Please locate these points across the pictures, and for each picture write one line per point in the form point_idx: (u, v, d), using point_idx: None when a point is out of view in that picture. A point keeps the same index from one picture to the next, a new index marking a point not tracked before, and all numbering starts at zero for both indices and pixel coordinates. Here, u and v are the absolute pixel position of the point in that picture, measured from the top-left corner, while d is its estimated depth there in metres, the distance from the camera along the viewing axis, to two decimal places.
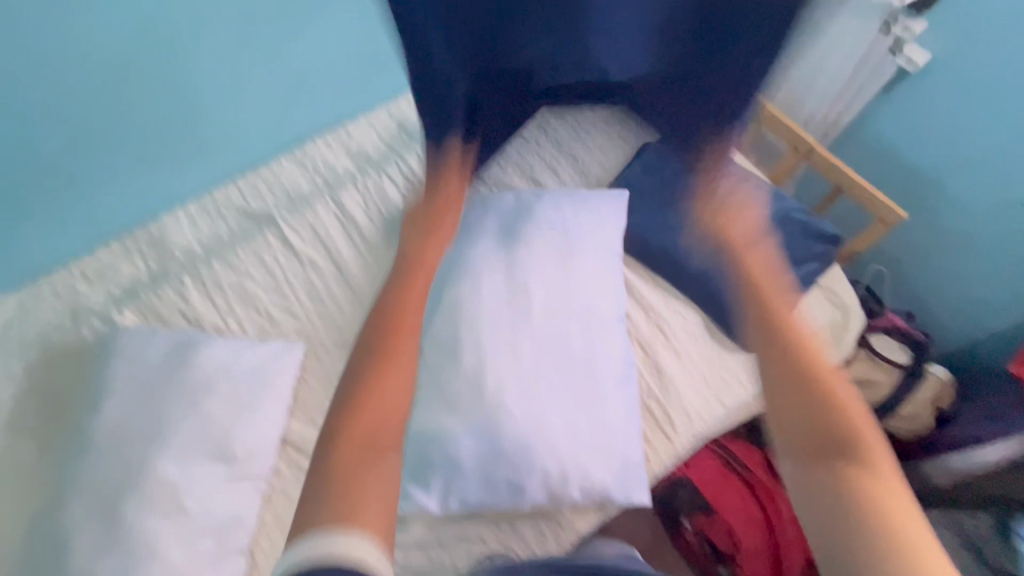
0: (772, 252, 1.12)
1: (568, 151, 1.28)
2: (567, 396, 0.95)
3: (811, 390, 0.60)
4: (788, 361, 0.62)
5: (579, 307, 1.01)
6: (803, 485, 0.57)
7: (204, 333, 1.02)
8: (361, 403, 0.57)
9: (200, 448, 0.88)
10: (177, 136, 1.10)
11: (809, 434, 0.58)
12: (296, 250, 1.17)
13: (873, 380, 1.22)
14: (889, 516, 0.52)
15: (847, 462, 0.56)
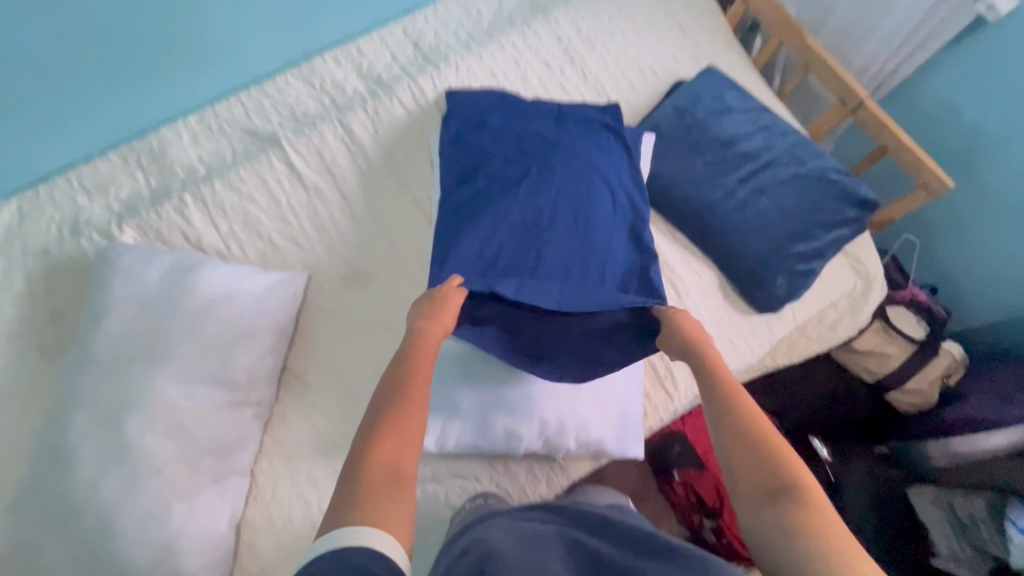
0: (801, 214, 1.05)
1: (594, 84, 1.22)
2: (570, 346, 0.90)
3: (744, 424, 0.67)
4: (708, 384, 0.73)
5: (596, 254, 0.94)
6: (749, 513, 0.62)
7: (206, 258, 0.99)
8: (387, 429, 0.62)
9: (201, 373, 0.89)
10: (177, 41, 1.02)
11: (749, 465, 0.64)
12: (301, 176, 1.11)
13: (885, 352, 1.19)
14: (822, 528, 0.58)
15: (785, 501, 0.61)
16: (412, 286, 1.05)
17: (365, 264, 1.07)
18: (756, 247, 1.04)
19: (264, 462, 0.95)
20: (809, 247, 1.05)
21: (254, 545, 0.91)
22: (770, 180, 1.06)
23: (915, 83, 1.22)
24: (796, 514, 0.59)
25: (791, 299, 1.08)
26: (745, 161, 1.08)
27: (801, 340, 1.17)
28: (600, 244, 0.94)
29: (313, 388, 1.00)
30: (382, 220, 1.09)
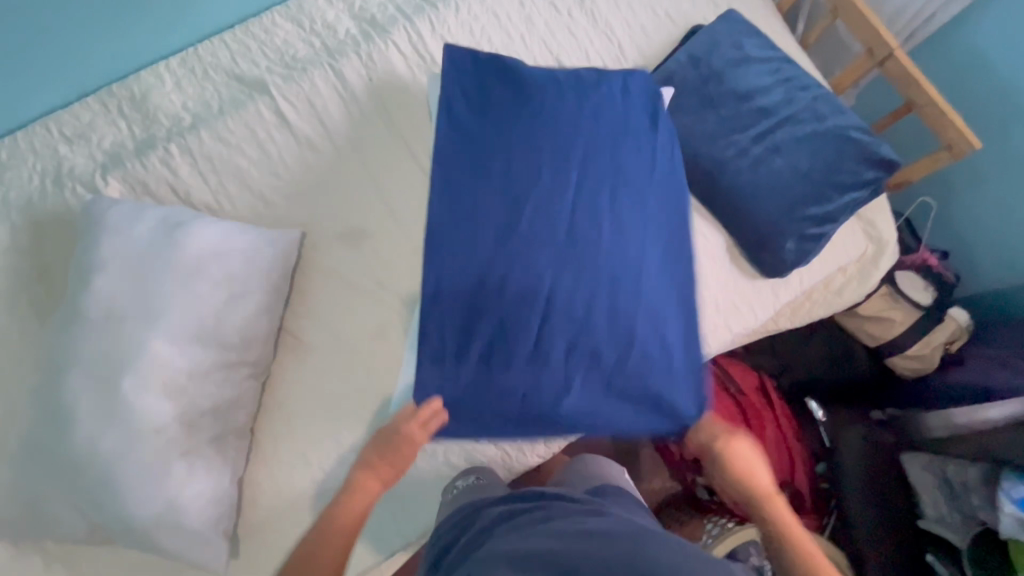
0: (818, 174, 1.00)
1: (604, 28, 1.13)
2: (592, 295, 0.83)
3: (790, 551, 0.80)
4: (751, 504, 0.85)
5: (612, 193, 0.86)
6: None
7: (195, 212, 0.95)
8: (339, 541, 0.71)
9: (195, 333, 0.87)
10: None
11: (794, 568, 0.79)
12: (292, 127, 1.05)
13: (889, 318, 1.18)
14: None
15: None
16: (409, 246, 1.02)
17: (360, 221, 1.03)
18: (768, 209, 1.00)
19: (263, 419, 0.95)
20: (822, 209, 1.01)
21: (257, 499, 0.93)
22: (787, 137, 1.00)
23: (950, 33, 1.14)
24: None
25: (799, 263, 1.04)
26: (763, 116, 1.01)
27: (805, 304, 1.15)
28: (615, 183, 0.87)
29: (310, 348, 0.99)
30: (377, 174, 1.05)
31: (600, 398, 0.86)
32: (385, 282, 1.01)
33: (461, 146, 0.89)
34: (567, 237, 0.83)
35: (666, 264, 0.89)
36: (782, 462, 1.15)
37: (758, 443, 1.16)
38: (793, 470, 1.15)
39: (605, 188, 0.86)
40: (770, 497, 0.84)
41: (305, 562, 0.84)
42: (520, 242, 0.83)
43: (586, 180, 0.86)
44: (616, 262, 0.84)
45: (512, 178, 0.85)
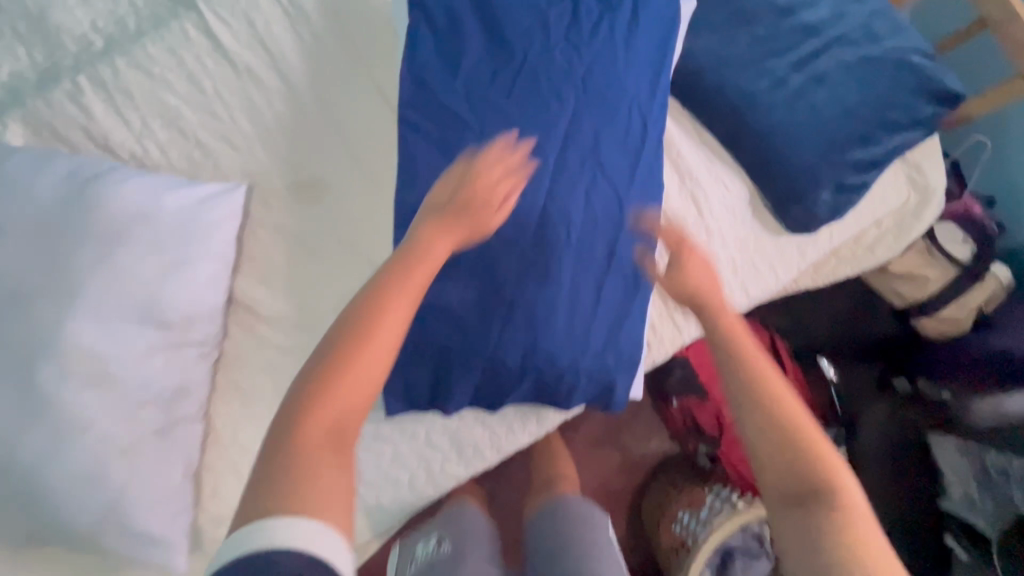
0: (867, 110, 0.83)
1: None
2: (575, 260, 0.75)
3: (775, 388, 0.58)
4: (726, 343, 0.63)
5: (608, 142, 0.75)
6: (785, 490, 0.55)
7: (111, 164, 0.78)
8: (343, 367, 0.52)
9: (123, 311, 0.73)
10: None
11: (780, 422, 0.56)
12: (227, 52, 0.86)
13: (924, 276, 1.05)
14: (840, 485, 0.54)
15: (818, 501, 0.53)
16: (378, 201, 0.86)
17: (317, 170, 0.86)
18: (804, 153, 0.84)
19: (218, 403, 0.85)
20: (868, 153, 0.85)
21: (219, 490, 0.84)
22: (832, 64, 0.82)
23: None
24: (830, 512, 0.53)
25: (833, 218, 0.90)
26: (804, 38, 0.82)
27: (830, 262, 1.02)
28: (612, 129, 0.75)
29: (267, 322, 0.86)
30: (335, 113, 0.86)
31: (582, 359, 0.77)
32: (351, 244, 0.86)
33: (433, 79, 0.71)
34: (561, 195, 0.73)
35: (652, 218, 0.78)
36: None
37: None
38: None
39: (599, 137, 0.74)
40: (733, 328, 0.64)
41: (366, 335, 0.53)
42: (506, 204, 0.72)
43: (575, 128, 0.74)
44: (606, 224, 0.75)
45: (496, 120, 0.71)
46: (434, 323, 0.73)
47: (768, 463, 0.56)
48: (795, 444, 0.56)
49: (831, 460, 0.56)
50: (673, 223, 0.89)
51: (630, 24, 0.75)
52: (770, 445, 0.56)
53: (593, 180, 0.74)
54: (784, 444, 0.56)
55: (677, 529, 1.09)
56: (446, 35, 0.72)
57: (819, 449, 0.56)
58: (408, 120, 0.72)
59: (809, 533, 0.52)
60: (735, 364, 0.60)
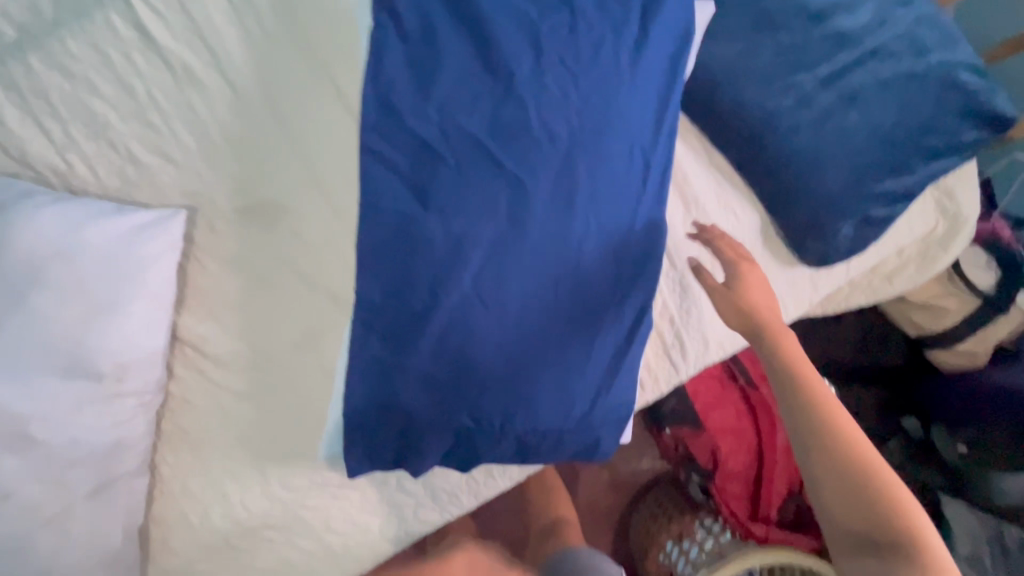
0: (903, 136, 0.72)
1: None
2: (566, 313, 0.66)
3: (840, 435, 0.59)
4: (780, 375, 0.63)
5: (606, 179, 0.65)
6: (852, 524, 0.56)
7: (25, 185, 0.68)
8: None
9: (43, 362, 0.64)
10: None
11: (833, 457, 0.57)
12: (160, 48, 0.73)
13: (942, 306, 0.96)
14: (903, 519, 0.54)
15: (883, 551, 0.53)
16: (341, 227, 0.76)
17: (272, 191, 0.76)
18: (828, 182, 0.73)
19: (166, 451, 0.76)
20: (897, 184, 0.75)
21: (169, 544, 0.77)
22: (865, 80, 0.71)
23: None
24: (898, 547, 0.53)
25: (854, 252, 0.80)
26: (835, 49, 0.71)
27: (846, 292, 0.93)
28: (614, 162, 0.65)
29: (216, 363, 0.76)
30: (291, 124, 0.75)
31: (570, 421, 0.69)
32: (311, 277, 0.76)
33: (399, 99, 0.60)
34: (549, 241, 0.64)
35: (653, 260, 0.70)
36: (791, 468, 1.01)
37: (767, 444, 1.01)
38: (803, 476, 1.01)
39: (596, 169, 0.65)
40: (811, 376, 0.62)
41: None
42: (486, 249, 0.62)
43: (572, 163, 0.64)
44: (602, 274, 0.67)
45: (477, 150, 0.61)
46: (398, 380, 0.64)
47: (842, 509, 0.56)
48: (877, 501, 0.55)
49: (893, 485, 0.56)
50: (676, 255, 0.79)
51: (636, 39, 0.65)
52: (838, 483, 0.57)
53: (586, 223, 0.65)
54: (843, 471, 0.57)
55: (663, 560, 1.05)
56: (415, 44, 0.60)
57: (890, 484, 0.56)
58: (370, 147, 0.61)
59: (882, 573, 0.53)
60: (792, 397, 0.61)
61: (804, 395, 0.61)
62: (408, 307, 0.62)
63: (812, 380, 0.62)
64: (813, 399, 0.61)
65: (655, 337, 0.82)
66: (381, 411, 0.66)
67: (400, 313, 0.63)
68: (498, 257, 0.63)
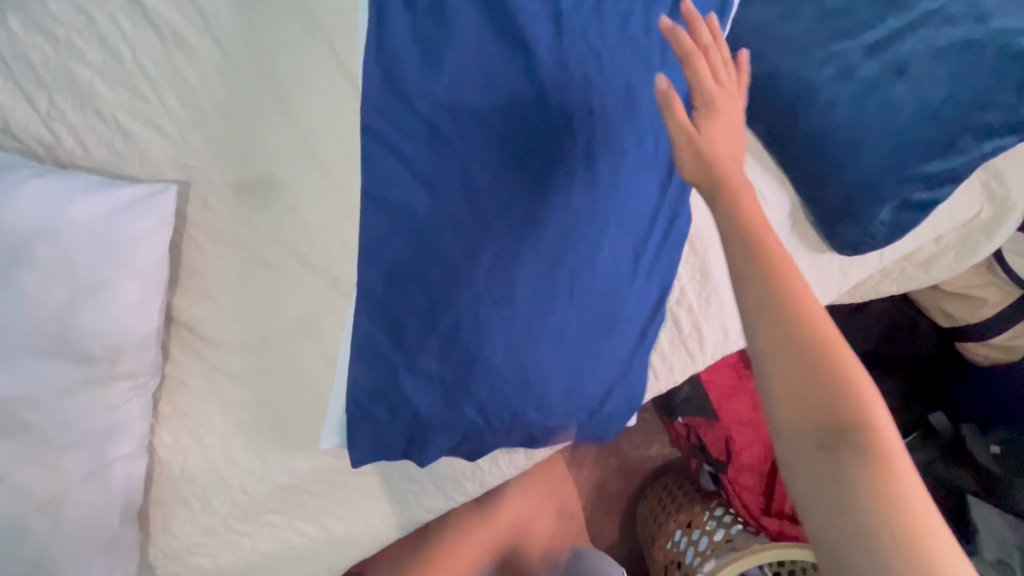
0: (954, 112, 0.65)
1: None
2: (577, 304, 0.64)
3: (807, 324, 0.45)
4: (739, 239, 0.49)
5: (620, 160, 0.63)
6: (812, 431, 0.43)
7: (8, 158, 0.64)
8: None
9: (28, 343, 0.61)
10: None
11: (798, 351, 0.44)
12: (148, 11, 0.68)
13: (980, 297, 0.90)
14: (868, 417, 0.42)
15: (842, 457, 0.41)
16: (340, 205, 0.72)
17: (268, 166, 0.71)
18: (867, 162, 0.67)
19: (163, 433, 0.74)
20: (944, 166, 0.68)
21: (170, 525, 0.76)
22: (914, 51, 0.65)
23: None
24: (859, 463, 0.40)
25: (891, 241, 0.73)
26: (880, 16, 0.65)
27: (877, 281, 0.87)
28: (631, 143, 0.63)
29: (212, 344, 0.74)
30: (286, 95, 0.70)
31: (579, 410, 0.67)
32: (310, 259, 0.72)
33: None
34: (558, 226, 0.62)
35: (667, 244, 0.68)
36: None
37: None
38: None
39: (611, 150, 0.62)
40: (773, 242, 0.49)
41: None
42: (495, 234, 0.60)
43: (588, 145, 0.62)
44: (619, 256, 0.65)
45: (490, 130, 0.59)
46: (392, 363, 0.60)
47: (789, 408, 0.43)
48: (838, 379, 0.44)
49: (854, 372, 0.44)
50: (701, 237, 0.75)
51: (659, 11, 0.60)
52: (791, 373, 0.44)
53: (597, 203, 0.63)
54: (807, 363, 0.44)
55: (670, 549, 1.01)
56: None
57: (850, 376, 0.44)
58: (369, 119, 0.56)
59: (835, 485, 0.41)
60: (755, 291, 0.46)
61: (763, 277, 0.47)
62: (409, 293, 0.59)
63: (778, 258, 0.48)
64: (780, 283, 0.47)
65: (672, 325, 0.78)
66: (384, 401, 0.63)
67: (404, 296, 0.60)
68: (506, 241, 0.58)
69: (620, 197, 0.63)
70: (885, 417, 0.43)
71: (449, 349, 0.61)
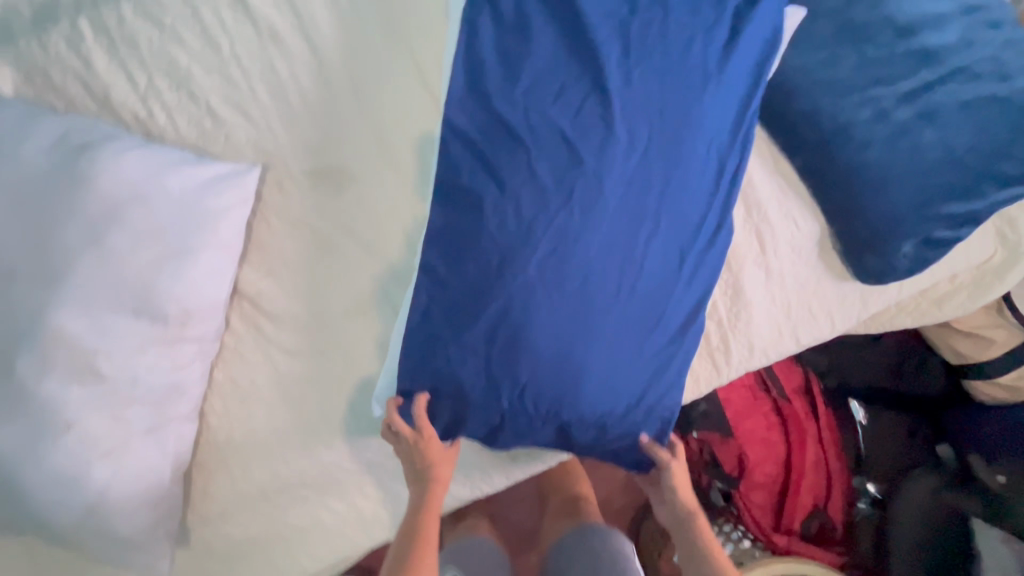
0: (977, 159, 0.72)
1: None
2: (625, 304, 0.65)
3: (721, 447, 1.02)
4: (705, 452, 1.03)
5: (676, 167, 0.64)
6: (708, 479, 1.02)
7: (112, 129, 0.70)
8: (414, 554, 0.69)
9: (113, 300, 0.66)
10: None
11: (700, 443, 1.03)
12: (249, 7, 0.74)
13: (989, 337, 0.96)
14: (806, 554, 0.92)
15: (784, 518, 1.01)
16: (404, 198, 0.77)
17: (341, 157, 0.77)
18: (895, 198, 0.73)
19: (214, 400, 0.78)
20: (967, 207, 0.74)
21: (209, 490, 0.79)
22: (944, 101, 0.71)
23: None
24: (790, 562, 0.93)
25: (912, 272, 0.79)
26: (917, 68, 0.71)
27: (892, 312, 0.92)
28: (688, 150, 0.64)
29: (271, 319, 0.78)
30: (367, 92, 0.76)
31: (619, 408, 0.69)
32: (371, 244, 0.77)
33: (486, 78, 0.61)
34: (615, 228, 0.63)
35: (713, 254, 0.70)
36: (818, 484, 1.01)
37: (795, 458, 1.01)
38: (829, 494, 1.01)
39: (668, 157, 0.63)
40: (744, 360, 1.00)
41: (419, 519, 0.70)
42: (558, 226, 0.62)
43: (645, 148, 0.63)
44: (667, 259, 0.66)
45: (561, 129, 0.61)
46: (445, 343, 0.65)
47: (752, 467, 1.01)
48: (766, 479, 1.01)
49: (793, 500, 1.01)
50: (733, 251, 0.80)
51: (726, 42, 0.64)
52: (748, 442, 1.01)
53: (648, 203, 0.64)
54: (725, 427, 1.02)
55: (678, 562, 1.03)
56: (507, 26, 0.61)
57: (796, 481, 1.00)
58: (452, 121, 0.62)
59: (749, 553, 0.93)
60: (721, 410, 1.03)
61: (771, 444, 1.01)
62: (472, 285, 0.63)
63: (782, 434, 1.02)
64: (743, 416, 1.03)
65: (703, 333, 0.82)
66: (437, 383, 0.66)
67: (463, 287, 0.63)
68: (568, 242, 0.62)
69: (673, 202, 0.65)
70: (802, 505, 1.01)
71: (503, 340, 0.64)
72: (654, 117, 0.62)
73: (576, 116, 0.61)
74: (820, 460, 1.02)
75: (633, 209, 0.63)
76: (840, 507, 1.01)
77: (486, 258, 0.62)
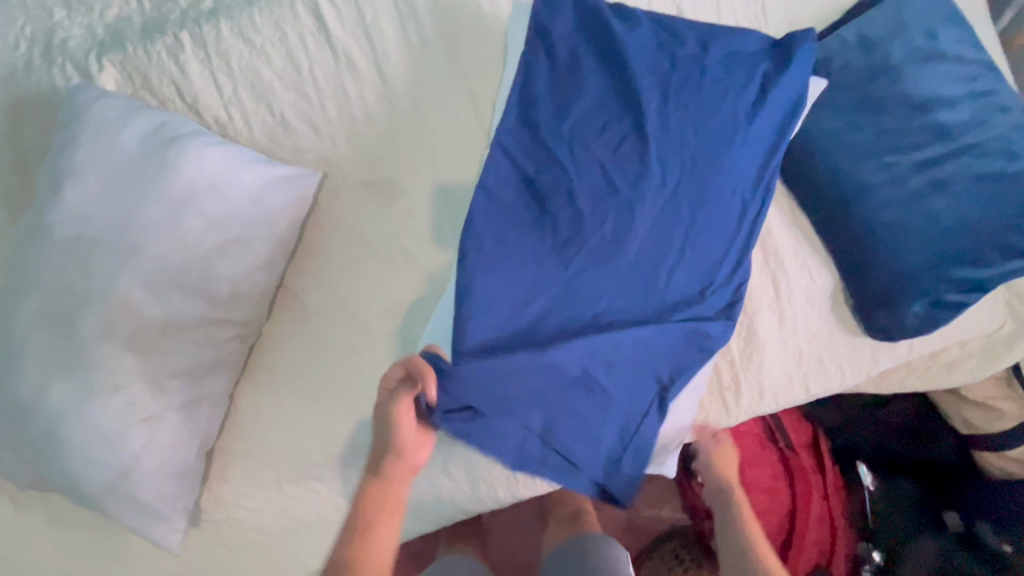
0: (988, 230, 0.76)
1: None
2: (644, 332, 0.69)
3: None
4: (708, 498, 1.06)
5: (705, 206, 0.70)
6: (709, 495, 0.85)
7: (196, 126, 0.78)
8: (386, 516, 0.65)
9: (177, 277, 0.72)
10: None
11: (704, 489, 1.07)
12: (330, 35, 0.84)
13: (999, 408, 0.97)
14: None
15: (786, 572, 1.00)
16: (446, 214, 0.83)
17: (393, 172, 0.84)
18: (908, 258, 0.77)
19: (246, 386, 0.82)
20: (976, 274, 0.78)
21: (227, 474, 0.80)
22: (958, 173, 0.76)
23: None
24: None
25: (923, 332, 0.82)
26: (932, 141, 0.77)
27: (901, 372, 0.94)
28: (715, 193, 0.70)
29: (311, 314, 0.83)
30: (424, 117, 0.84)
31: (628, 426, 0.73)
32: (411, 254, 0.83)
33: (536, 112, 0.68)
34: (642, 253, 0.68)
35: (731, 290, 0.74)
36: (821, 540, 1.01)
37: (800, 511, 1.01)
38: (832, 552, 1.00)
39: (699, 195, 0.69)
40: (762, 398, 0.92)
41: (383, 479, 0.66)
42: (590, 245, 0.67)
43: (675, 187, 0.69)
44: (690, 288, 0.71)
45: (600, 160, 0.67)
46: None
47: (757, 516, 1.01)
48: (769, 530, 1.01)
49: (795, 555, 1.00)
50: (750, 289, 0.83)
51: (754, 101, 0.71)
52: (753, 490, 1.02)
53: (675, 235, 0.69)
54: None
55: None
56: (559, 70, 0.69)
57: (799, 535, 1.00)
58: (501, 147, 0.68)
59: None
60: None
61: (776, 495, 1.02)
62: (503, 292, 0.66)
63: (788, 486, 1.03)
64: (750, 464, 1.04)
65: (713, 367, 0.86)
66: None
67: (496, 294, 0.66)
68: (598, 262, 0.67)
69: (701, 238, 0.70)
70: (803, 561, 1.00)
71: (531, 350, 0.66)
72: (685, 161, 0.69)
73: (614, 153, 0.68)
74: (825, 516, 1.01)
75: (662, 239, 0.69)
76: (845, 568, 0.99)
77: (524, 271, 0.66)
